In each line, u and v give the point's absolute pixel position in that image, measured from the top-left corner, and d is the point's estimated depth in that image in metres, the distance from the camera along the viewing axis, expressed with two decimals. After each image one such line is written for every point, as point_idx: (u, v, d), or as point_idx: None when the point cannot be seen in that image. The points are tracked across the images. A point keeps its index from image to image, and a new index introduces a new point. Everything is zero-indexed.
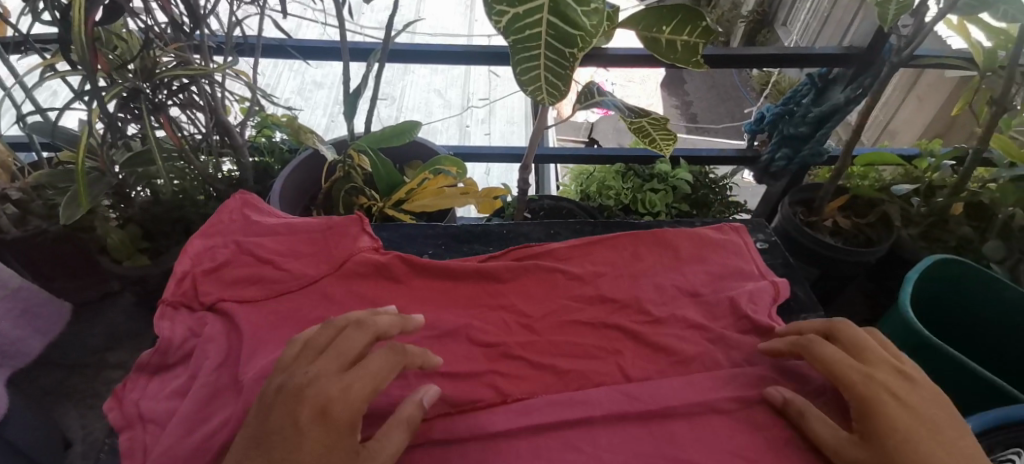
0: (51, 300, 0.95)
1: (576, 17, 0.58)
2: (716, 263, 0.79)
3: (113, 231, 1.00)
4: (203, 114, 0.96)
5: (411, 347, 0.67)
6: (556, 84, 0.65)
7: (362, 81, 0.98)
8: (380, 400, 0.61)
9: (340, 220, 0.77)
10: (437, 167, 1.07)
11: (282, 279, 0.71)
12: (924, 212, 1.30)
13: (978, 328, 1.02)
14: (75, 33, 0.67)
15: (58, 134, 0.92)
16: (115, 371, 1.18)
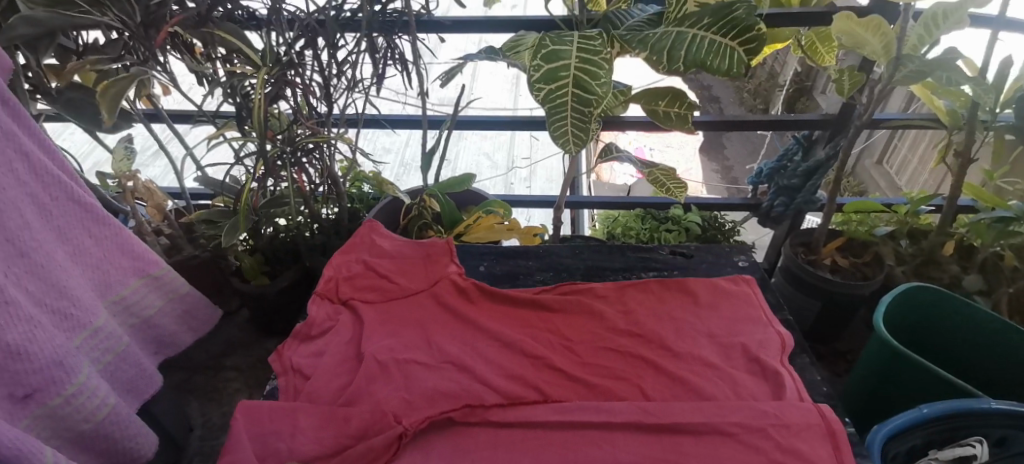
0: (202, 306, 1.22)
1: (591, 87, 0.87)
2: (704, 276, 1.03)
3: (246, 258, 1.32)
4: (318, 170, 1.28)
5: (480, 349, 0.86)
6: (580, 131, 0.90)
7: (435, 143, 1.29)
8: (455, 382, 0.80)
9: (437, 250, 1.03)
10: (489, 208, 1.37)
11: (393, 289, 0.97)
12: (912, 251, 1.48)
13: (953, 346, 1.19)
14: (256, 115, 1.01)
15: (223, 186, 1.25)
16: (229, 372, 1.46)
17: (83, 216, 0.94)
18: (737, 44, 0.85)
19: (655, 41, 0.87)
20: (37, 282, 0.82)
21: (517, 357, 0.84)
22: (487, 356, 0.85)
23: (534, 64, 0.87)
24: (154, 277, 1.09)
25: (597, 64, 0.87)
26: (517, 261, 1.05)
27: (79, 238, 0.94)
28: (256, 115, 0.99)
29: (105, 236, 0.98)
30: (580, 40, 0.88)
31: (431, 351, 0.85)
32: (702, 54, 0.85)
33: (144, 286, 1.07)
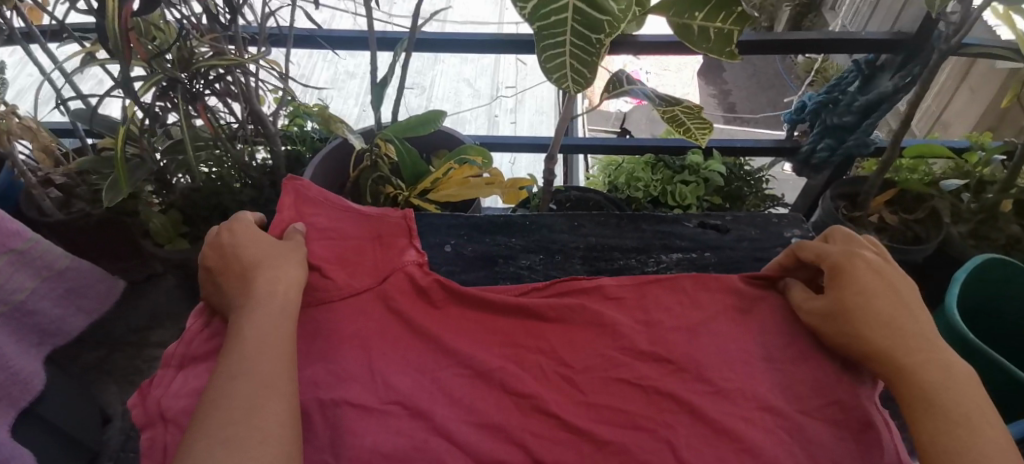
0: (99, 279, 0.96)
1: (604, 2, 0.56)
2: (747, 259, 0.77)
3: (154, 216, 1.03)
4: (239, 104, 0.98)
5: (443, 383, 0.61)
6: (579, 68, 0.62)
7: (388, 70, 0.98)
8: (403, 438, 0.56)
9: (389, 232, 0.76)
10: (463, 156, 1.09)
11: (325, 287, 0.69)
12: (974, 208, 1.23)
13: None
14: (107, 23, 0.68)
15: (99, 121, 0.93)
16: (155, 349, 1.18)
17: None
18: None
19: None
20: None
21: (488, 397, 0.60)
22: (454, 395, 0.60)
23: None
24: (20, 252, 0.81)
25: None
26: (495, 237, 0.78)
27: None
28: (108, 23, 0.67)
29: None
30: None
31: (374, 385, 0.60)
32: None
33: (5, 264, 0.80)
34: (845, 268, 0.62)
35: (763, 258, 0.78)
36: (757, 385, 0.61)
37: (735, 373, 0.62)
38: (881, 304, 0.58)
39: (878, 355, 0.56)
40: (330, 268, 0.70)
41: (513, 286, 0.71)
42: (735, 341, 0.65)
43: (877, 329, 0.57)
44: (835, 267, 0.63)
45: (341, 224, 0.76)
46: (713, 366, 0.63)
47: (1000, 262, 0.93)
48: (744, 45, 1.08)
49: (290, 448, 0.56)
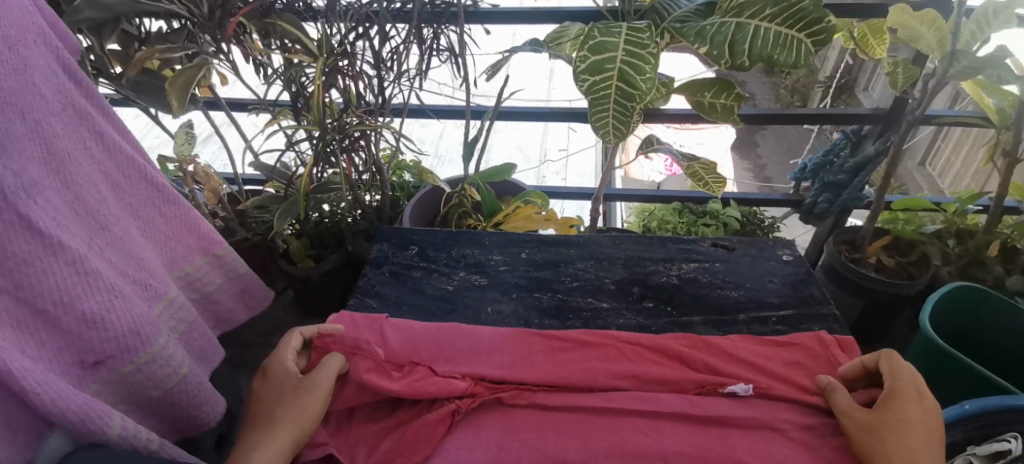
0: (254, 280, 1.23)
1: (634, 81, 0.85)
2: (753, 253, 0.98)
3: (294, 240, 1.34)
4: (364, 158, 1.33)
5: (522, 335, 0.84)
6: (619, 126, 0.89)
7: (478, 132, 1.32)
8: (495, 366, 0.79)
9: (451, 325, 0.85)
10: (527, 199, 1.40)
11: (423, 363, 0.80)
12: (960, 252, 1.43)
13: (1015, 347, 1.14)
14: (314, 104, 1.11)
15: (274, 170, 1.29)
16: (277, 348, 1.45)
17: (151, 195, 0.87)
18: (805, 36, 0.85)
19: (715, 34, 0.87)
20: (119, 254, 0.76)
21: (557, 345, 0.82)
22: (530, 343, 0.82)
23: (580, 54, 0.85)
24: (218, 256, 1.00)
25: (643, 58, 0.84)
26: (558, 249, 1.06)
27: (149, 216, 0.86)
28: (314, 100, 1.07)
29: (175, 215, 0.91)
30: (629, 32, 0.85)
31: (466, 336, 0.84)
32: (770, 48, 0.86)
33: (206, 265, 0.98)
34: (896, 393, 0.65)
35: (762, 270, 0.95)
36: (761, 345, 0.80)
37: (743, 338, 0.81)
38: (919, 424, 0.62)
39: (868, 426, 0.63)
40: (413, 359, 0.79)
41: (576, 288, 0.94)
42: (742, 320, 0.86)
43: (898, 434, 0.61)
44: (894, 391, 0.65)
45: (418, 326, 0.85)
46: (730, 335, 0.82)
47: (965, 287, 1.15)
48: (748, 118, 1.39)
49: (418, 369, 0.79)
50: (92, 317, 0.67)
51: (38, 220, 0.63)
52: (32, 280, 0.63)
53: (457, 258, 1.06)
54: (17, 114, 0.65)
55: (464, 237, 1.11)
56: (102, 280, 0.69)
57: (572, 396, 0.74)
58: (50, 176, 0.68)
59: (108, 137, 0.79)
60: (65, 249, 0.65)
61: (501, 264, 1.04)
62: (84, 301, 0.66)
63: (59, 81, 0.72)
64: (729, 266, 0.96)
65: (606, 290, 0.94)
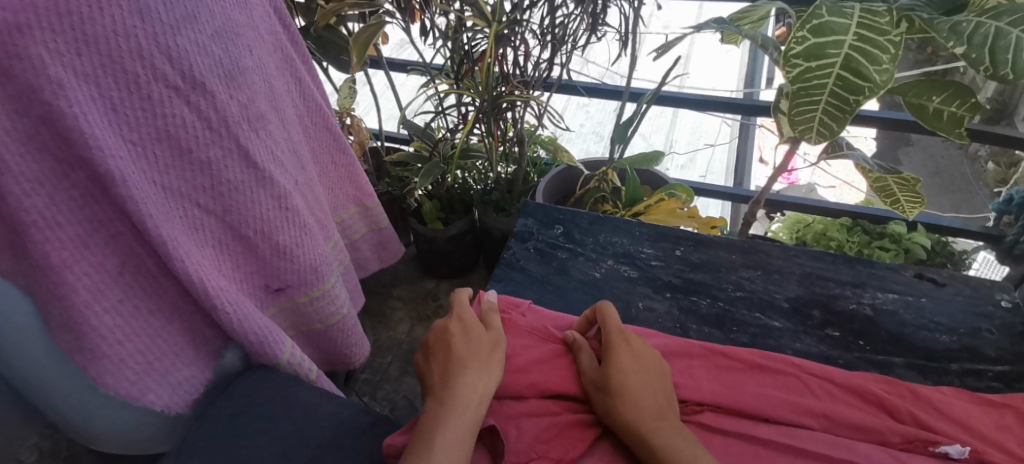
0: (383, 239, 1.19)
1: (867, 73, 0.74)
2: (963, 296, 0.84)
3: (426, 201, 1.30)
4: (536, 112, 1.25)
5: (684, 343, 0.75)
6: (827, 121, 0.80)
7: (632, 116, 1.23)
8: None
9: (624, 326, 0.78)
10: (671, 192, 1.31)
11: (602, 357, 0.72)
12: None
13: None
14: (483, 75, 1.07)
15: (421, 132, 1.27)
16: (395, 301, 1.46)
17: (329, 143, 0.87)
18: None
19: (973, 34, 0.73)
20: (310, 193, 0.78)
21: (724, 363, 0.73)
22: (692, 356, 0.74)
23: (798, 36, 0.76)
24: (367, 208, 0.99)
25: (881, 46, 0.73)
26: (717, 251, 0.96)
27: (325, 164, 0.87)
28: (484, 64, 1.03)
29: (344, 165, 0.91)
30: (862, 14, 0.74)
31: None
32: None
33: (355, 215, 0.98)
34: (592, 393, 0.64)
35: (977, 314, 0.81)
36: (973, 405, 0.67)
37: (951, 394, 0.69)
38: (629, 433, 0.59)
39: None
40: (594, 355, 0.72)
41: (744, 305, 0.86)
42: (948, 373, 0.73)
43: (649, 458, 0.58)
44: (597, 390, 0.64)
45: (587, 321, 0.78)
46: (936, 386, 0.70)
47: None
48: (973, 134, 1.19)
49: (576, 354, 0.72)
50: (284, 248, 0.70)
51: (257, 153, 0.64)
52: (241, 208, 0.65)
53: (605, 246, 0.97)
54: (246, 47, 0.64)
55: (612, 224, 1.02)
56: (299, 218, 0.71)
57: (746, 423, 0.65)
58: (272, 112, 0.69)
59: (306, 85, 0.79)
60: (275, 185, 0.67)
61: (653, 259, 0.96)
62: (280, 234, 0.69)
63: (271, 22, 0.71)
64: (934, 302, 0.83)
65: (778, 309, 0.84)
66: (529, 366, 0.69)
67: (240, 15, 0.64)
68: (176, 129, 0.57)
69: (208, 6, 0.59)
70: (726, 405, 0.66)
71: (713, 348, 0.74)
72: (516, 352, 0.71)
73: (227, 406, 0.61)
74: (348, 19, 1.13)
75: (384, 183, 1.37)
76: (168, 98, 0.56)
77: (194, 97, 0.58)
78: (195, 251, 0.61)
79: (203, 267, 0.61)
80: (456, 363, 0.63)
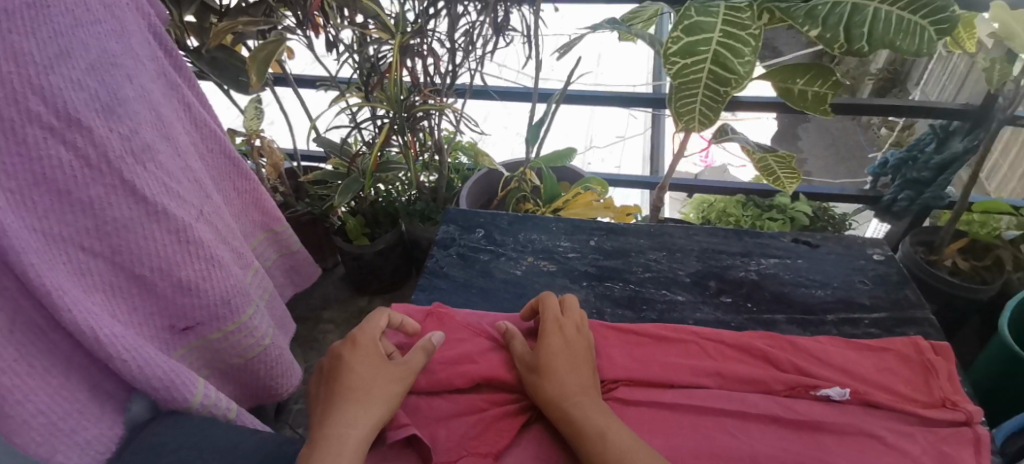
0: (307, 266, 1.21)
1: (731, 66, 0.82)
2: (837, 256, 0.94)
3: (349, 217, 1.31)
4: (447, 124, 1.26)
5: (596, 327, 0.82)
6: (707, 111, 0.88)
7: (544, 116, 1.28)
8: None
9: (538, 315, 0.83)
10: (587, 186, 1.38)
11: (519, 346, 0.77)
12: None
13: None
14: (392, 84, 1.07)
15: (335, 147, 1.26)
16: (326, 325, 1.45)
17: (228, 167, 0.88)
18: (926, 23, 0.77)
19: (829, 15, 0.79)
20: (216, 221, 0.79)
21: (633, 340, 0.79)
22: (604, 339, 0.79)
23: (673, 35, 0.82)
24: (276, 232, 1.00)
25: (742, 41, 0.81)
26: (626, 238, 1.04)
27: (224, 190, 0.88)
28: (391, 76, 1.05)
29: (246, 190, 0.92)
30: (727, 11, 0.81)
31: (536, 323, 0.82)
32: (892, 32, 0.78)
33: (264, 242, 0.99)
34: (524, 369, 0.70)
35: (850, 269, 0.92)
36: (843, 349, 0.77)
37: (826, 342, 0.78)
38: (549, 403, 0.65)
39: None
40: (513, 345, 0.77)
41: (651, 285, 0.93)
42: (827, 326, 0.82)
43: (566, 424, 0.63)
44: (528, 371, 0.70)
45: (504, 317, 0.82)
46: (814, 338, 0.79)
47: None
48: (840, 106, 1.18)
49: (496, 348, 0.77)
50: (187, 284, 0.70)
51: (145, 188, 0.65)
52: (132, 247, 0.65)
53: (524, 243, 1.02)
54: (125, 77, 0.66)
55: (530, 221, 1.07)
56: (202, 251, 0.71)
57: (655, 393, 0.72)
58: (162, 141, 0.70)
59: (194, 110, 0.80)
60: (169, 217, 0.67)
61: (570, 251, 1.02)
62: (180, 270, 0.69)
63: (152, 51, 0.73)
64: (814, 263, 0.93)
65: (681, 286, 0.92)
66: (459, 361, 0.73)
67: (118, 47, 0.66)
68: (52, 171, 0.57)
69: (78, 39, 0.60)
70: (636, 379, 0.73)
71: (622, 328, 0.81)
72: (447, 349, 0.75)
73: (144, 442, 0.60)
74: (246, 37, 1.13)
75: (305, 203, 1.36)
76: (42, 138, 0.56)
77: (70, 135, 0.58)
78: (82, 297, 0.59)
79: (94, 314, 0.59)
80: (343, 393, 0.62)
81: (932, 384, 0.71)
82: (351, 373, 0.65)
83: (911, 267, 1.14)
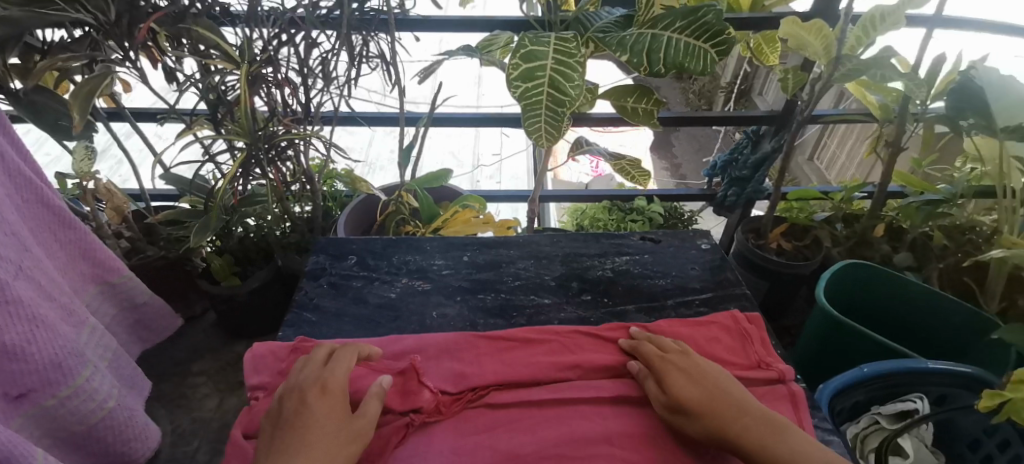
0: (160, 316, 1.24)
1: (565, 88, 0.91)
2: (675, 254, 1.07)
3: (215, 257, 1.27)
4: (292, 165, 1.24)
5: (466, 338, 0.85)
6: (551, 130, 0.96)
7: (412, 140, 1.31)
8: (439, 370, 0.80)
9: (408, 335, 0.85)
10: (465, 203, 1.43)
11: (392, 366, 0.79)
12: (846, 233, 1.37)
13: (914, 325, 1.15)
14: (240, 116, 1.05)
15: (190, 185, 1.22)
16: (197, 378, 1.41)
17: (47, 218, 0.94)
18: (710, 46, 0.89)
19: (633, 43, 0.90)
20: (42, 278, 0.78)
21: (502, 345, 0.84)
22: (474, 349, 0.83)
23: (513, 62, 0.91)
24: (114, 284, 1.10)
25: (571, 67, 0.91)
26: (498, 250, 1.09)
27: (47, 243, 0.94)
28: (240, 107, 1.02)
29: (70, 239, 0.99)
30: (557, 42, 0.92)
31: (407, 342, 0.84)
32: (680, 56, 0.89)
33: (101, 293, 1.09)
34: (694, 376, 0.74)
35: (685, 264, 1.05)
36: (683, 332, 0.87)
37: (669, 327, 0.88)
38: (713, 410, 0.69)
39: (756, 428, 0.66)
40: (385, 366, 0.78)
41: (517, 295, 0.99)
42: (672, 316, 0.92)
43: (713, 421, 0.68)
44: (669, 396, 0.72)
45: (376, 341, 0.84)
46: (659, 326, 0.88)
47: (856, 262, 1.13)
48: (666, 119, 1.34)
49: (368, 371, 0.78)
50: (13, 350, 0.69)
51: None
52: None
53: (399, 265, 1.04)
54: None
55: (405, 243, 1.10)
56: (27, 312, 0.70)
57: (522, 392, 0.77)
58: None
59: (9, 162, 0.84)
60: None
61: (443, 268, 1.05)
62: (3, 335, 0.68)
63: None
64: (655, 256, 1.07)
65: (543, 292, 1.00)
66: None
67: None
68: None
69: None
70: (504, 382, 0.78)
71: (490, 335, 0.85)
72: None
73: None
74: (72, 72, 1.07)
75: (157, 247, 1.36)
76: None
77: None
78: None
79: None
80: (292, 442, 0.62)
81: (753, 352, 0.83)
82: (313, 428, 0.64)
83: (747, 252, 1.35)
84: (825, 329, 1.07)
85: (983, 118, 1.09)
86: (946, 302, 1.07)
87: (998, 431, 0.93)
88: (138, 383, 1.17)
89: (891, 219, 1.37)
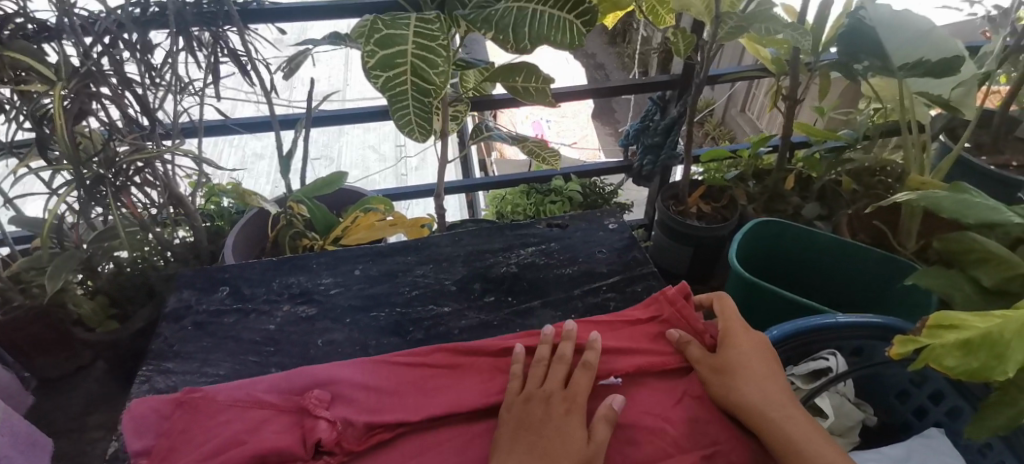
0: None
1: (429, 76, 0.82)
2: (581, 241, 1.01)
3: (82, 303, 1.17)
4: (156, 190, 1.12)
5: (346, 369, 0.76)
6: (422, 121, 0.86)
7: (293, 145, 1.18)
8: None
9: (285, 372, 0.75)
10: (367, 206, 1.29)
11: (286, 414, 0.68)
12: (759, 189, 1.35)
13: (828, 280, 1.12)
14: (56, 133, 0.91)
15: (35, 224, 1.11)
16: (95, 431, 1.27)
17: None
18: (574, 17, 0.83)
19: (498, 19, 0.82)
20: None
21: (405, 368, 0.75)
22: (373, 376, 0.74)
23: (368, 50, 0.80)
24: None
25: (434, 51, 0.81)
26: (395, 258, 1.00)
27: None
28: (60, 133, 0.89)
29: None
30: (419, 24, 0.81)
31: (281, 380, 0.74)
32: (546, 28, 0.82)
33: None
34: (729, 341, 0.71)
35: (590, 250, 0.99)
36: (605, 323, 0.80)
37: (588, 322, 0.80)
38: (745, 376, 0.66)
39: (761, 409, 0.63)
40: (280, 414, 0.67)
41: (413, 307, 0.90)
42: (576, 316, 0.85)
43: (746, 386, 0.65)
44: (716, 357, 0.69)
45: (270, 380, 0.72)
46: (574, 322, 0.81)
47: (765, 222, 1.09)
48: (561, 95, 1.26)
49: (263, 423, 0.66)
50: None
51: None
52: None
53: (281, 289, 0.94)
54: None
55: (289, 263, 0.98)
56: None
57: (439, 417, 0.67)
58: None
59: None
60: None
61: (333, 286, 0.95)
62: None
63: None
64: (563, 244, 1.00)
65: (443, 299, 0.91)
66: (223, 448, 0.63)
67: None
68: None
69: None
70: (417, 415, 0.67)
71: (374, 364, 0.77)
72: (206, 440, 0.65)
73: None
74: None
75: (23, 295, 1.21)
76: None
77: None
78: None
79: None
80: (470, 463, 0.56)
81: (683, 322, 0.77)
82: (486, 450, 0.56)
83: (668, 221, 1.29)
84: (745, 296, 1.02)
85: (878, 59, 1.05)
86: (858, 250, 1.05)
87: (926, 381, 0.91)
88: (39, 438, 1.08)
89: (799, 170, 1.35)
